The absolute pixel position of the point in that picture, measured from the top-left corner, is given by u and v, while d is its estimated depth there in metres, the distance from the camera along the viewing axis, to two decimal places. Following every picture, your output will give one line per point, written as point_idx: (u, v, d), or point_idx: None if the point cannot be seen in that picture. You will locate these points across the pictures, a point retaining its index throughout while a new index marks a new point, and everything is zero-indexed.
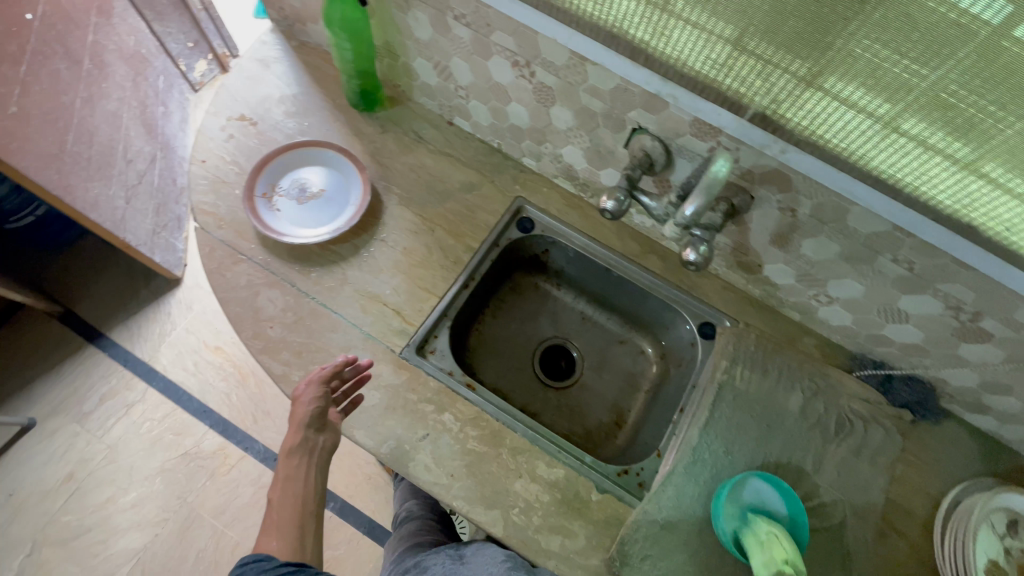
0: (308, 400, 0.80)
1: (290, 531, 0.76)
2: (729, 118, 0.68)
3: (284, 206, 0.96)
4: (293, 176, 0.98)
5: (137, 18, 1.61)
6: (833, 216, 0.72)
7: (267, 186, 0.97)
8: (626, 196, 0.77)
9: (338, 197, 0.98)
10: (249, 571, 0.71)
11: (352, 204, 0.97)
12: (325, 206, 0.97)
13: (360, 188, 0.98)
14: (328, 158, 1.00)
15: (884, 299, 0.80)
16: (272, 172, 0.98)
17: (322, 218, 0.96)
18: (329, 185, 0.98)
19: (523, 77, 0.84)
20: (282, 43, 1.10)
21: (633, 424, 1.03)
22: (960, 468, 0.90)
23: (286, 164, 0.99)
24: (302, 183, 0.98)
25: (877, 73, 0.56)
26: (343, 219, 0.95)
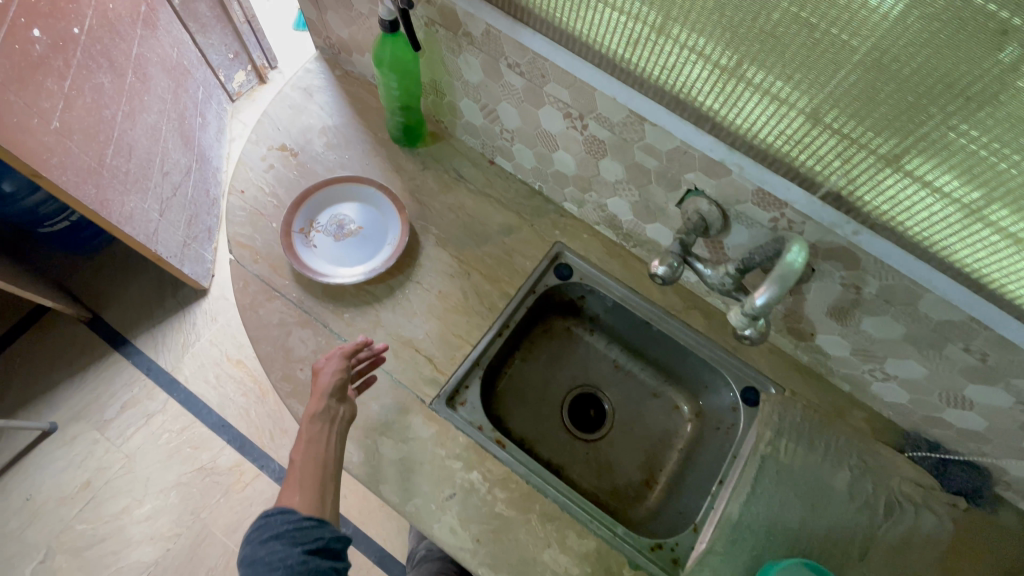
0: (333, 370, 0.81)
1: (310, 491, 0.72)
2: (799, 193, 0.64)
3: (321, 242, 0.95)
4: (331, 212, 0.97)
5: (181, 30, 1.62)
6: (903, 299, 0.68)
7: (305, 222, 0.95)
8: (680, 261, 0.73)
9: (376, 235, 0.96)
10: (270, 522, 0.69)
11: (389, 245, 0.95)
12: (362, 245, 0.95)
13: (398, 228, 0.96)
14: (367, 194, 0.98)
15: (947, 384, 0.75)
16: (311, 207, 0.96)
17: (360, 257, 0.94)
18: (367, 223, 0.96)
19: (574, 128, 0.81)
20: (326, 71, 1.09)
21: (664, 485, 0.99)
22: (1017, 562, 0.84)
23: (325, 198, 0.97)
24: (340, 219, 0.96)
25: (973, 167, 0.51)
26: (379, 260, 0.93)
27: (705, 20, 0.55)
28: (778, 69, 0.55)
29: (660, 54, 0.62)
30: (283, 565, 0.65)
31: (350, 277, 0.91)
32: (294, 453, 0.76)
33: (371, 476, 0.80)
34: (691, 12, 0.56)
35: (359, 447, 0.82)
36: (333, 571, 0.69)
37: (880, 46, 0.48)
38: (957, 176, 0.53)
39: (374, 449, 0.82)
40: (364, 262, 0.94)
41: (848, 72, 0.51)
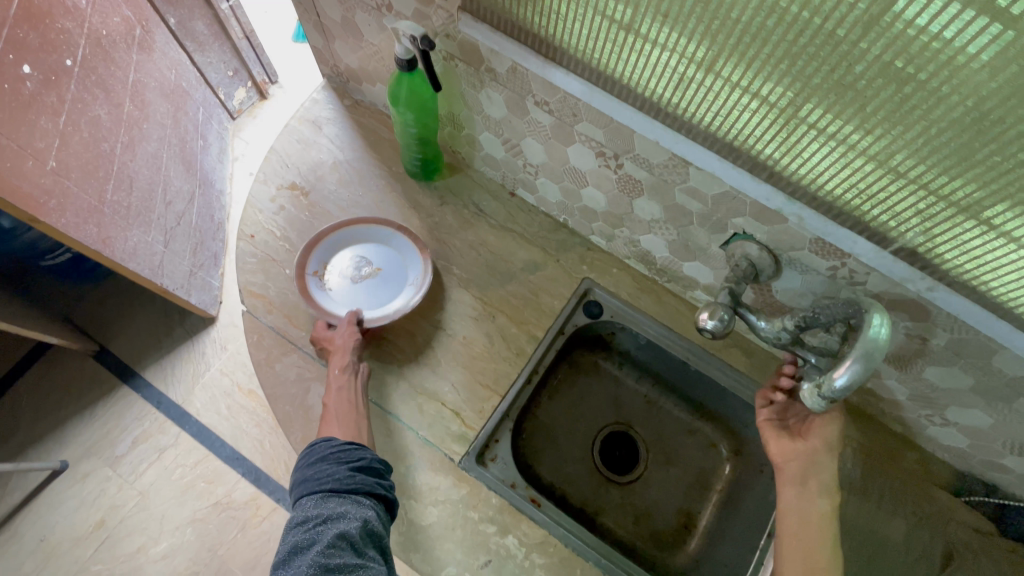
0: (345, 328, 0.84)
1: (349, 427, 0.77)
2: (867, 247, 0.59)
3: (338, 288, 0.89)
4: (347, 255, 0.91)
5: (178, 51, 1.56)
6: (976, 353, 0.62)
7: (319, 264, 0.90)
8: (730, 313, 0.67)
9: (394, 274, 0.91)
10: (316, 447, 0.73)
11: (411, 287, 0.90)
12: (382, 288, 0.90)
13: (419, 269, 0.90)
14: (382, 236, 0.92)
15: (1015, 435, 0.70)
16: (325, 251, 0.91)
17: (380, 301, 0.89)
18: (386, 265, 0.91)
19: (607, 167, 0.75)
20: (335, 101, 1.03)
21: (705, 531, 0.94)
22: None
23: (339, 241, 0.91)
24: (357, 262, 0.91)
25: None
26: (402, 302, 0.88)
27: (770, 68, 0.50)
28: (856, 121, 0.49)
29: (714, 100, 0.57)
30: (331, 480, 0.70)
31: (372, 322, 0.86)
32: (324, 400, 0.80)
33: (400, 544, 0.76)
34: (755, 59, 0.50)
35: None
36: (378, 486, 0.71)
37: (984, 106, 0.42)
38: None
39: (403, 514, 0.77)
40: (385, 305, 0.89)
41: (941, 130, 0.45)
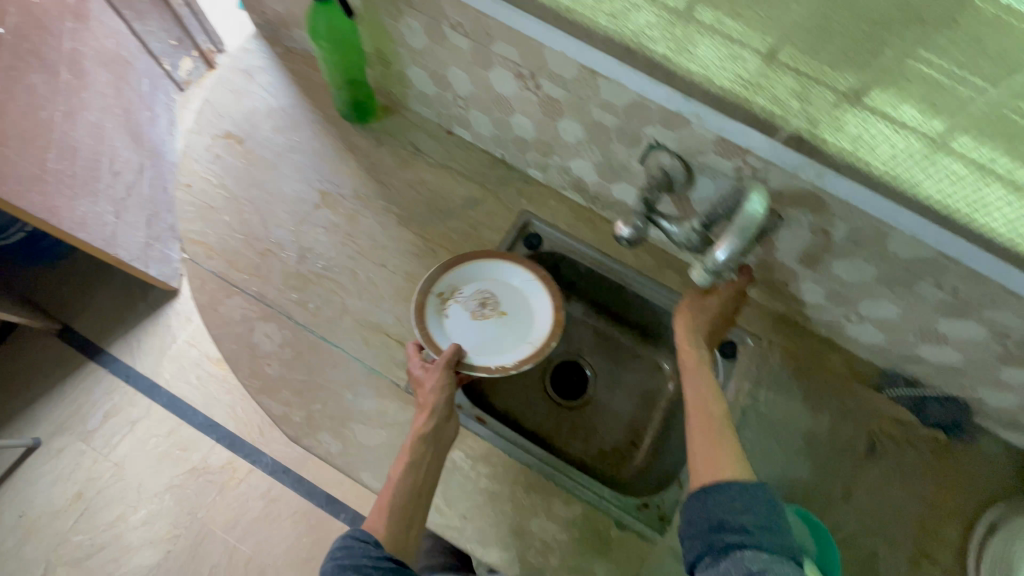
0: (442, 385, 0.76)
1: (400, 521, 0.69)
2: (760, 138, 0.61)
3: (454, 314, 0.84)
4: (480, 288, 0.86)
5: (115, 19, 1.51)
6: (871, 240, 0.66)
7: (448, 285, 0.85)
8: (644, 221, 0.71)
9: (521, 317, 0.84)
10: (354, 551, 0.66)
11: (518, 337, 0.82)
12: (483, 328, 0.83)
13: (530, 321, 0.84)
14: (525, 280, 0.86)
15: (920, 321, 0.75)
16: (455, 276, 0.86)
17: (473, 341, 0.82)
18: (516, 311, 0.84)
19: (527, 89, 0.77)
20: (267, 50, 1.02)
21: (650, 445, 0.99)
22: (996, 488, 0.85)
23: (470, 270, 0.86)
24: (484, 298, 0.85)
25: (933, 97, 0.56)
26: (502, 352, 0.82)
27: None
28: None
29: None
30: None
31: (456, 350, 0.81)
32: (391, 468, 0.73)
33: (350, 464, 0.79)
34: None
35: (336, 437, 0.80)
36: None
37: None
38: (921, 110, 0.56)
39: (352, 437, 0.81)
40: (476, 345, 0.82)
41: None
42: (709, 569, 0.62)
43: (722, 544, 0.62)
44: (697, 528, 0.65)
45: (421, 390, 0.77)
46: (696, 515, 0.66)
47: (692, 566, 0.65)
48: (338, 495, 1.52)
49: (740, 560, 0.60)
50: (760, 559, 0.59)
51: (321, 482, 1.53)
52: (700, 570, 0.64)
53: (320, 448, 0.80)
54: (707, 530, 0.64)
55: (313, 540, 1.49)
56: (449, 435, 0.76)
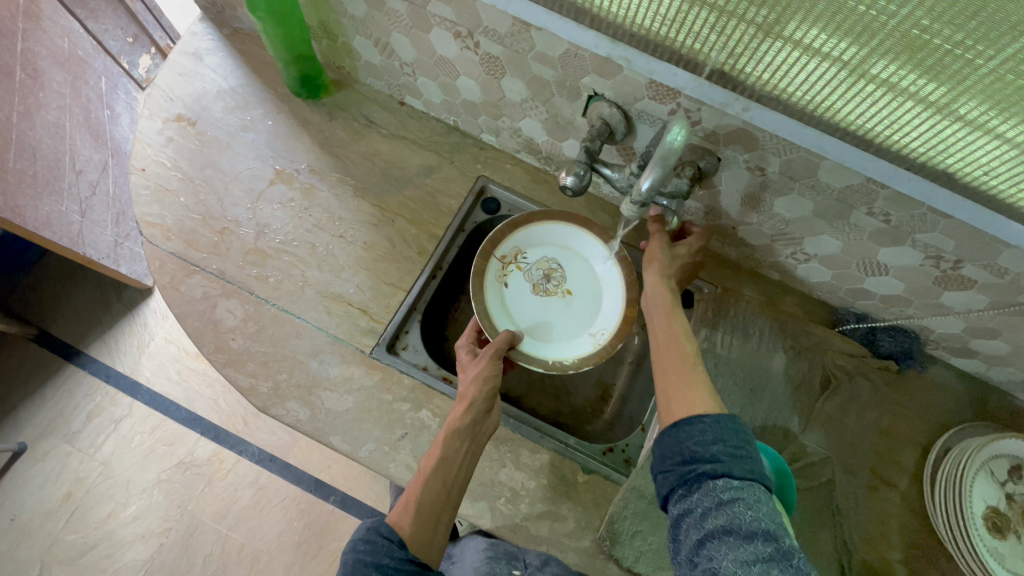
0: (482, 377, 0.77)
1: (425, 520, 0.66)
2: (686, 77, 0.63)
3: (515, 279, 0.91)
4: (544, 255, 0.92)
5: (68, 19, 1.33)
6: (804, 172, 0.69)
7: (514, 250, 0.90)
8: (587, 169, 0.72)
9: (583, 308, 0.90)
10: (377, 546, 0.62)
11: (575, 321, 0.90)
12: (544, 303, 0.91)
13: (591, 307, 0.90)
14: (605, 271, 0.90)
15: (861, 253, 0.77)
16: (521, 239, 0.90)
17: (532, 316, 0.90)
18: (577, 290, 0.91)
19: (467, 49, 0.78)
20: (214, 32, 1.02)
21: (618, 398, 1.02)
22: (950, 413, 0.88)
23: (535, 235, 0.91)
24: (549, 270, 0.92)
25: (851, 23, 0.51)
26: (556, 333, 0.89)
27: None
28: None
29: None
30: None
31: (510, 324, 0.87)
32: (423, 463, 0.71)
33: (318, 429, 0.81)
34: None
35: (303, 405, 0.82)
36: None
37: None
38: (836, 36, 0.52)
39: (319, 403, 0.82)
40: (533, 324, 0.89)
41: None
42: (681, 501, 0.57)
43: (695, 474, 0.57)
44: (667, 460, 0.61)
45: (462, 382, 0.78)
46: (668, 448, 0.61)
47: (665, 501, 0.60)
48: (326, 478, 1.50)
49: (712, 490, 0.55)
50: (732, 487, 0.55)
51: (308, 467, 1.51)
52: (673, 505, 0.59)
53: (289, 416, 0.81)
54: (679, 462, 0.59)
55: (305, 524, 1.47)
56: (483, 434, 0.75)
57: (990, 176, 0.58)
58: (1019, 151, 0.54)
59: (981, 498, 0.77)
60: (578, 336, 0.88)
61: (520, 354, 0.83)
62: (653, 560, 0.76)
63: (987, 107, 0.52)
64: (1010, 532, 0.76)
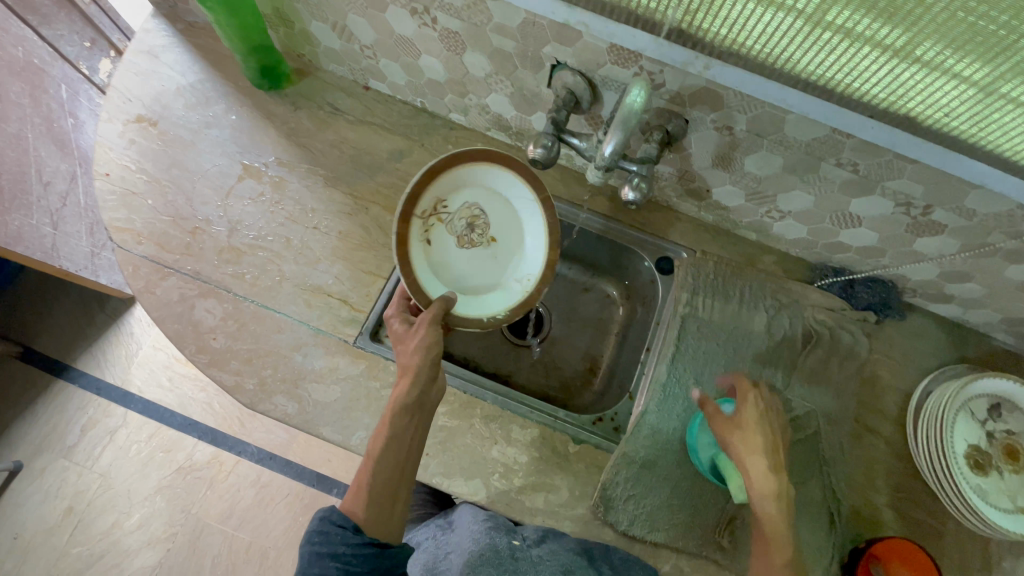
0: (421, 347, 0.74)
1: (380, 503, 0.68)
2: (645, 38, 0.63)
3: (439, 232, 0.84)
4: (466, 202, 0.85)
5: (19, 25, 1.26)
6: (771, 128, 0.69)
7: (433, 202, 0.82)
8: (554, 140, 0.72)
9: (510, 256, 0.87)
10: (331, 531, 0.65)
11: (503, 270, 0.87)
12: (471, 256, 0.87)
13: (518, 251, 0.87)
14: (528, 210, 0.86)
15: (834, 206, 0.78)
16: (440, 189, 0.82)
17: (458, 270, 0.86)
18: (503, 237, 0.87)
19: (425, 25, 0.76)
20: (168, 27, 0.99)
21: (606, 368, 1.02)
22: (929, 358, 0.89)
23: (455, 180, 0.83)
24: (472, 218, 0.85)
25: None
26: (482, 283, 0.87)
27: None
28: None
29: None
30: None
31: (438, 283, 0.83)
32: (370, 445, 0.70)
33: (307, 421, 0.81)
34: None
35: (291, 398, 0.82)
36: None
37: None
38: None
39: (307, 395, 0.82)
40: (461, 278, 0.86)
41: None
42: None
43: None
44: None
45: (401, 353, 0.75)
46: None
47: None
48: (327, 471, 1.51)
49: None
50: None
51: (309, 462, 1.52)
52: None
53: (278, 410, 0.81)
54: None
55: (309, 518, 1.48)
56: (428, 403, 0.74)
57: (950, 118, 0.59)
58: (976, 89, 0.54)
59: (962, 438, 0.79)
60: (504, 283, 0.87)
61: (456, 318, 0.81)
62: (648, 521, 0.79)
63: (944, 49, 0.52)
64: (992, 467, 0.78)
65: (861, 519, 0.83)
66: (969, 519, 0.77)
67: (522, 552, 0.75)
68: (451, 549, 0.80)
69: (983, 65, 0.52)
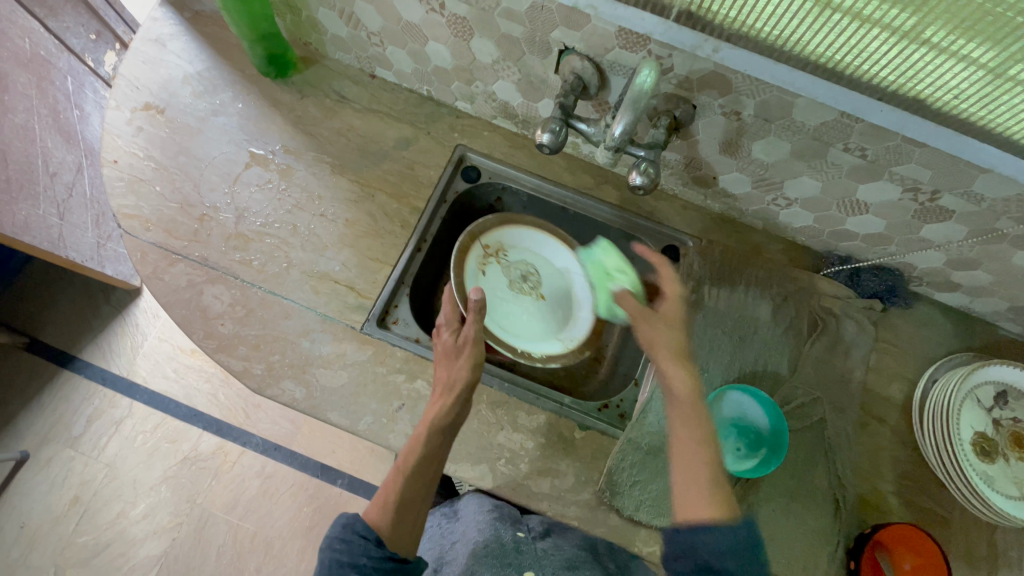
0: (468, 367, 0.78)
1: (406, 517, 0.69)
2: (654, 21, 0.63)
3: (493, 269, 0.96)
4: (523, 257, 0.98)
5: (27, 17, 1.23)
6: (778, 113, 0.69)
7: (497, 243, 0.96)
8: (562, 125, 0.72)
9: (554, 315, 0.97)
10: (353, 542, 0.64)
11: (545, 323, 0.96)
12: (518, 300, 0.96)
13: (560, 313, 0.97)
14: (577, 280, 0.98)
15: (841, 192, 0.78)
16: (504, 235, 0.96)
17: (504, 307, 0.95)
18: (550, 296, 0.98)
19: (433, 11, 0.76)
20: (175, 16, 0.99)
21: (611, 357, 1.02)
22: (935, 346, 0.89)
23: (517, 236, 0.97)
24: (526, 271, 0.98)
25: None
26: (523, 329, 0.94)
27: None
28: None
29: None
30: None
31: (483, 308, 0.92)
32: (401, 458, 0.72)
33: (314, 406, 0.81)
34: None
35: (299, 384, 0.82)
36: None
37: None
38: None
39: (315, 380, 0.83)
40: (504, 314, 0.95)
41: None
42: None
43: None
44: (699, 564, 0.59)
45: (449, 369, 0.78)
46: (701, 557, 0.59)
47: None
48: (332, 462, 1.52)
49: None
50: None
51: (314, 453, 1.52)
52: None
53: (286, 395, 0.82)
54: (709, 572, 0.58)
55: (314, 508, 1.48)
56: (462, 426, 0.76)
57: (959, 100, 0.59)
58: (985, 71, 0.54)
59: (969, 425, 0.79)
60: (545, 337, 0.95)
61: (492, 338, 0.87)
62: (654, 506, 0.79)
63: (954, 30, 0.52)
64: (998, 454, 0.78)
65: (867, 506, 0.82)
66: (976, 507, 0.77)
67: (526, 545, 0.80)
68: (457, 538, 0.84)
69: (992, 46, 0.52)
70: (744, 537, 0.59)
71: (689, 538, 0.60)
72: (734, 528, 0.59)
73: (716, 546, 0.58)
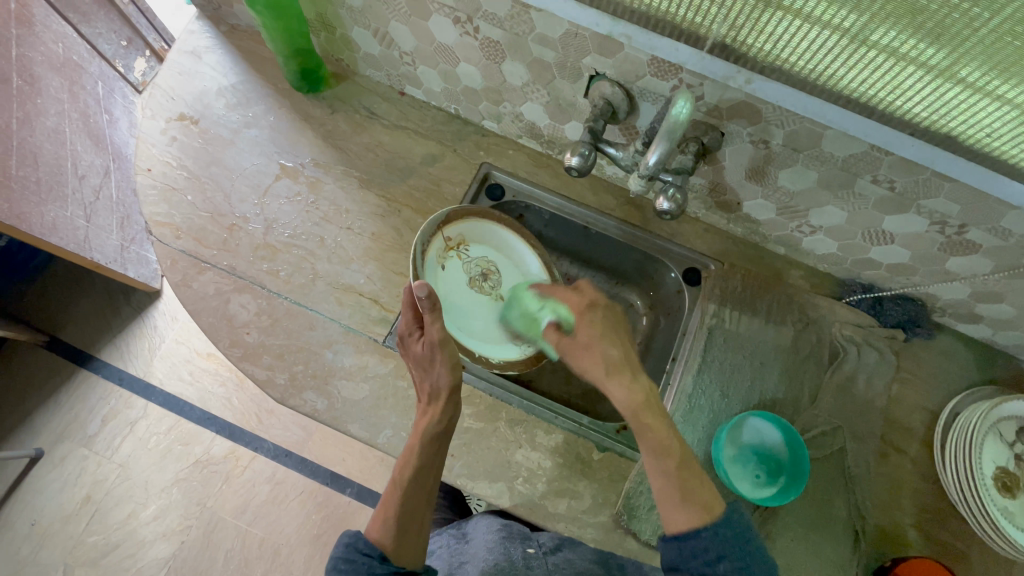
0: (442, 374, 0.77)
1: (405, 532, 0.69)
2: (688, 52, 0.64)
3: (452, 263, 0.95)
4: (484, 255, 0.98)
5: (60, 22, 1.27)
6: (808, 143, 0.69)
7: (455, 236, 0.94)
8: (591, 149, 0.73)
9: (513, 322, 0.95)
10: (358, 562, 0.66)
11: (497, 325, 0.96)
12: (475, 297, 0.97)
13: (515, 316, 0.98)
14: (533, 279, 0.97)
15: (867, 222, 0.78)
16: (467, 230, 0.95)
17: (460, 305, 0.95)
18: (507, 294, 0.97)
19: (467, 34, 0.78)
20: (211, 29, 1.02)
21: None
22: (957, 378, 0.89)
23: (478, 231, 0.95)
24: (486, 268, 0.98)
25: None
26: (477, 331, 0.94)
27: None
28: None
29: None
30: None
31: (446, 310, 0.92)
32: (394, 472, 0.73)
33: (335, 418, 0.82)
34: None
35: (322, 395, 0.83)
36: None
37: None
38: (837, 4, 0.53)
39: (337, 392, 0.83)
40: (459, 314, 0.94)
41: None
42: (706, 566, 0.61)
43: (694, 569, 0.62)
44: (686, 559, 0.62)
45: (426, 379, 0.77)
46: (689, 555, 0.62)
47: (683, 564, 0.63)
48: (342, 470, 1.52)
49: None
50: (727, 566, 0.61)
51: (324, 460, 1.52)
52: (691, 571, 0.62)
53: (308, 406, 0.83)
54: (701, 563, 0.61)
55: (323, 516, 1.48)
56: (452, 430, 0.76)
57: (991, 138, 0.59)
58: (1018, 110, 0.55)
59: (992, 460, 0.79)
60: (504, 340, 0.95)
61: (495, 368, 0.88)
62: None
63: (989, 70, 0.53)
64: (1020, 490, 0.78)
65: (887, 539, 0.82)
66: (998, 544, 0.76)
67: (536, 560, 0.75)
68: (467, 559, 0.79)
69: None
70: (728, 536, 0.61)
71: (680, 550, 0.62)
72: (716, 527, 0.62)
73: (704, 553, 0.61)
